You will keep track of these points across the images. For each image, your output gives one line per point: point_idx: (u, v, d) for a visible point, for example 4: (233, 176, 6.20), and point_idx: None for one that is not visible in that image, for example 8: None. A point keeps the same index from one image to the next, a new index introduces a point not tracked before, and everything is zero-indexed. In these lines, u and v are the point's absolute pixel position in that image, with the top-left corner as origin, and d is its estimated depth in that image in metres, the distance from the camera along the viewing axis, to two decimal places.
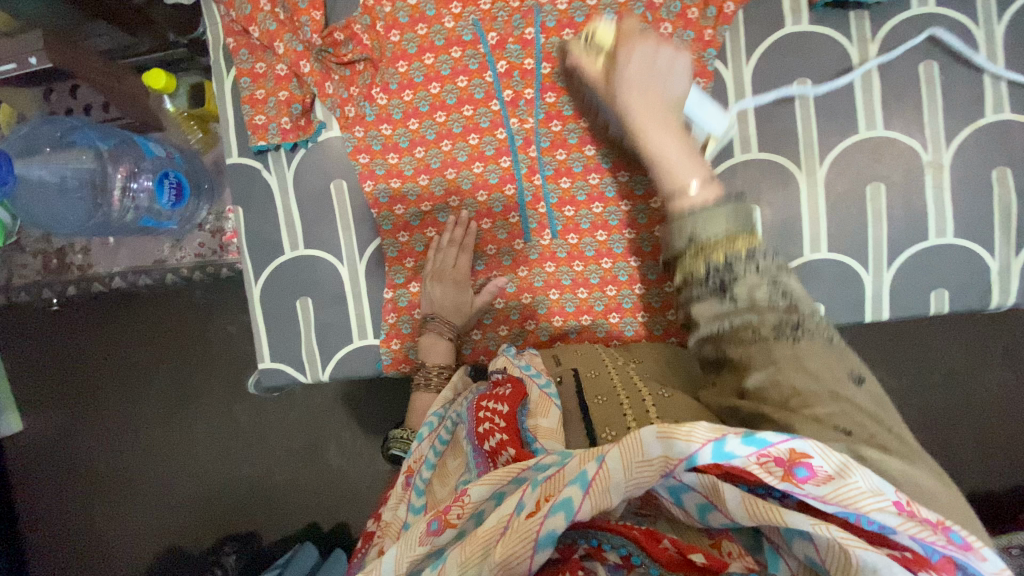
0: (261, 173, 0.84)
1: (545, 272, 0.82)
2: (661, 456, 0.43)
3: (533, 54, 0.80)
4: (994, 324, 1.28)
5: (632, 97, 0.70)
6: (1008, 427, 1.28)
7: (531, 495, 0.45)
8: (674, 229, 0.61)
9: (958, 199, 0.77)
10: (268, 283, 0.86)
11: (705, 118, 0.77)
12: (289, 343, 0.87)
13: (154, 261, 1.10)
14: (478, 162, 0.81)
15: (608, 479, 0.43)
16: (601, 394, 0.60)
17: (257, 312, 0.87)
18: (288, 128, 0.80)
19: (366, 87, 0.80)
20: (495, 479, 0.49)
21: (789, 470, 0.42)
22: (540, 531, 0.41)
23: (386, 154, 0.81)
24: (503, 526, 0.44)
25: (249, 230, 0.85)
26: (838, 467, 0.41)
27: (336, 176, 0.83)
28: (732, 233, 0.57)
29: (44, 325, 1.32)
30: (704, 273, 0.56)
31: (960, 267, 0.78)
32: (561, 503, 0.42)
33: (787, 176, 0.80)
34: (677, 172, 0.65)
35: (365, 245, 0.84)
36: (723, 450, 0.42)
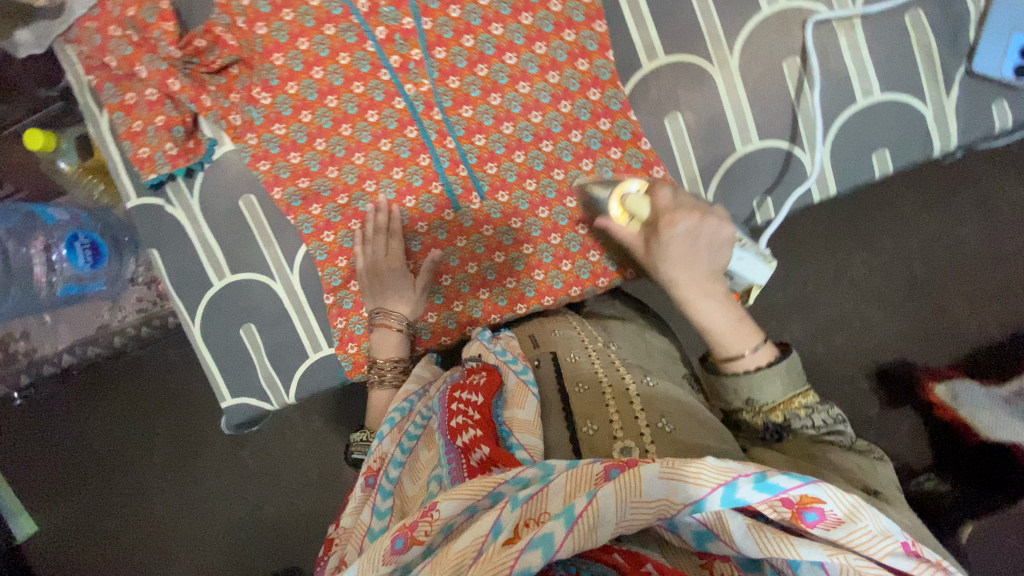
0: (165, 208, 0.79)
1: (484, 237, 0.79)
2: (662, 499, 0.40)
3: (410, 12, 0.75)
4: (954, 179, 1.28)
5: (676, 271, 0.66)
6: (997, 275, 1.27)
7: (510, 515, 0.40)
8: (728, 386, 0.63)
9: (877, 54, 0.74)
10: (205, 320, 0.82)
11: (746, 269, 0.71)
12: (246, 375, 0.83)
13: (97, 328, 1.05)
14: (383, 138, 0.77)
15: (597, 514, 0.38)
16: (582, 381, 0.59)
17: (205, 352, 0.83)
18: (175, 153, 0.75)
19: (246, 90, 0.76)
20: (469, 491, 0.43)
21: (798, 513, 0.39)
22: (515, 567, 0.37)
23: (287, 155, 0.77)
24: (478, 550, 0.39)
25: (172, 270, 0.81)
26: (850, 511, 0.39)
27: (242, 192, 0.79)
28: (788, 395, 0.60)
29: (28, 421, 1.28)
30: (762, 427, 0.61)
31: (896, 122, 0.75)
32: (542, 538, 0.38)
33: (700, 74, 0.76)
34: (722, 346, 0.64)
35: (292, 253, 0.80)
36: (734, 496, 0.39)
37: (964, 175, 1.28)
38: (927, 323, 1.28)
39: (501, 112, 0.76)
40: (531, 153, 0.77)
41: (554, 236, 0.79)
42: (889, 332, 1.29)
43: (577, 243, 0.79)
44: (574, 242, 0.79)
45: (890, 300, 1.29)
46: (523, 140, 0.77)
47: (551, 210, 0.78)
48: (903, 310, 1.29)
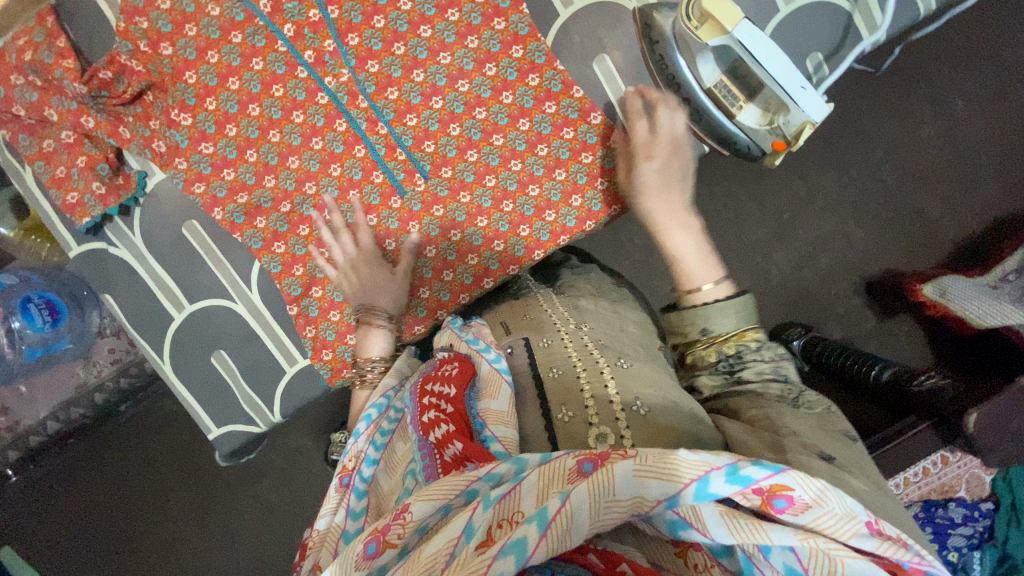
0: (109, 250, 0.77)
1: (437, 219, 0.78)
2: (632, 497, 0.39)
3: (314, 2, 0.72)
4: (905, 81, 1.27)
5: (658, 200, 0.68)
6: (959, 170, 1.28)
7: (482, 517, 0.39)
8: (685, 317, 0.62)
9: None
10: (174, 355, 0.80)
11: (804, 102, 0.63)
12: (228, 403, 0.82)
13: (74, 389, 1.03)
14: (314, 137, 0.75)
15: (571, 517, 0.37)
16: (556, 366, 0.57)
17: (181, 387, 0.81)
18: (105, 192, 0.73)
19: (164, 115, 0.73)
20: (440, 492, 0.42)
21: (768, 500, 0.38)
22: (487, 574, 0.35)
23: (220, 173, 0.75)
24: (450, 554, 0.38)
25: (130, 312, 0.79)
26: (818, 495, 0.38)
27: (183, 219, 0.77)
28: (741, 326, 0.60)
29: (36, 497, 1.25)
30: (715, 361, 0.59)
31: (819, 23, 0.74)
32: (514, 544, 0.36)
33: (619, 11, 0.74)
34: (692, 269, 0.64)
35: (246, 272, 0.79)
36: (707, 490, 0.37)
37: (912, 75, 1.27)
38: (899, 228, 1.29)
39: (428, 88, 0.75)
40: (466, 123, 0.76)
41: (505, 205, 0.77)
42: (866, 243, 1.29)
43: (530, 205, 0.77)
44: (529, 207, 0.77)
45: (863, 212, 1.29)
46: (455, 113, 0.75)
47: (497, 178, 0.77)
48: (876, 220, 1.29)
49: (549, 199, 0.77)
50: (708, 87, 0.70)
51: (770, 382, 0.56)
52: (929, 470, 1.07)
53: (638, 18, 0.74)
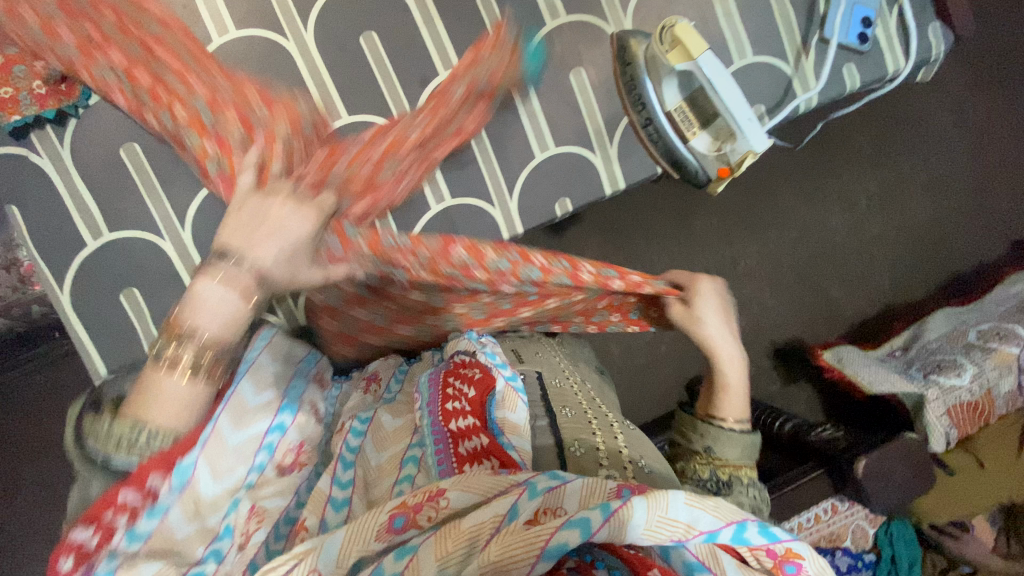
0: (29, 158, 0.70)
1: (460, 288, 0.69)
2: (685, 522, 0.39)
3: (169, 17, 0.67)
4: (826, 172, 1.44)
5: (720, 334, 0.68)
6: (860, 258, 1.46)
7: (527, 503, 0.41)
8: (698, 428, 0.68)
9: (747, 21, 0.83)
10: (77, 286, 0.72)
11: (749, 130, 0.71)
12: (128, 348, 0.74)
13: None
14: (215, 128, 0.64)
15: (627, 517, 0.38)
16: (568, 407, 0.62)
17: (77, 322, 0.73)
18: (45, 93, 0.68)
19: (99, 50, 0.64)
20: (480, 487, 0.43)
21: (779, 564, 0.40)
22: (549, 543, 0.37)
23: (163, 112, 0.65)
24: (494, 527, 0.40)
25: (35, 231, 0.71)
26: (820, 571, 0.41)
27: (123, 140, 0.71)
28: (740, 461, 0.66)
29: None
30: (706, 478, 0.65)
31: (764, 80, 0.85)
32: (578, 520, 0.38)
33: (599, 33, 0.80)
34: (730, 401, 0.69)
35: (183, 208, 0.73)
36: (742, 535, 0.40)
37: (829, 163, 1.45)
38: (810, 300, 1.43)
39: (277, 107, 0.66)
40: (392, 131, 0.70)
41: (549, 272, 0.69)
42: (781, 308, 1.41)
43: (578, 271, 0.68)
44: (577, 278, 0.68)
45: (781, 279, 1.42)
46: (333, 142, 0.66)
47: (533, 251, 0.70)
48: (791, 289, 1.42)
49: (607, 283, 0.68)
50: (668, 110, 0.77)
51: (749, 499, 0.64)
52: (820, 518, 1.05)
53: (615, 43, 0.80)
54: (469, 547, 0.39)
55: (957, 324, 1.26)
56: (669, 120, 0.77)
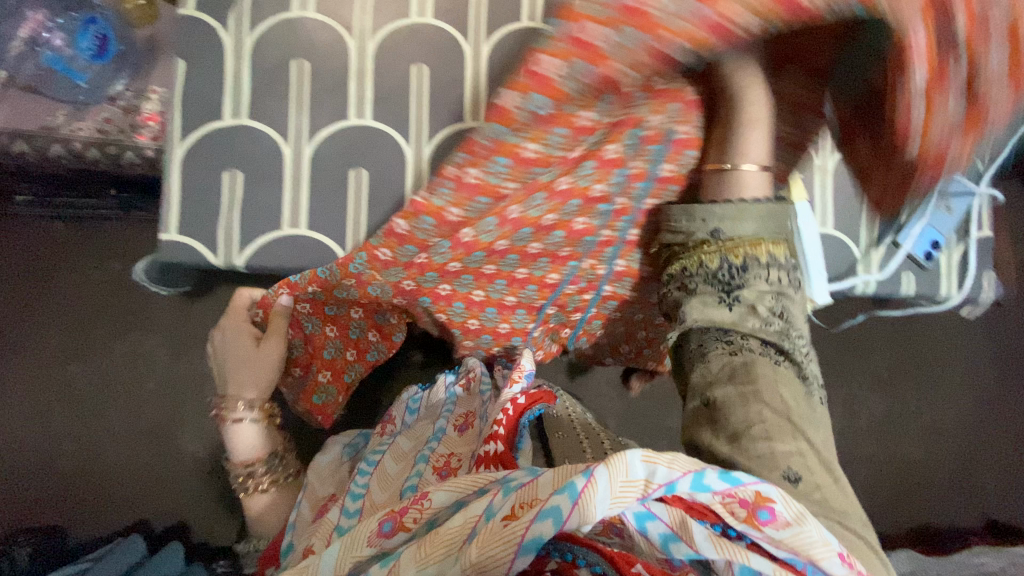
0: (216, 31, 0.79)
1: (504, 174, 0.65)
2: (643, 479, 0.53)
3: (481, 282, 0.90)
4: None
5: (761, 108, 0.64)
6: None
7: (501, 501, 0.57)
8: (697, 214, 0.66)
9: (837, 198, 0.95)
10: (194, 148, 0.78)
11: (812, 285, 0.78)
12: (205, 218, 0.78)
13: (38, 128, 0.93)
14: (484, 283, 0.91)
15: (592, 495, 0.52)
16: (559, 430, 0.90)
17: (174, 177, 0.77)
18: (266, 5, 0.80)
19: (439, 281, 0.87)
20: (461, 487, 0.64)
21: (753, 512, 0.53)
22: (529, 534, 0.52)
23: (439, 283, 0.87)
24: (470, 528, 0.57)
25: (189, 87, 0.78)
26: (796, 515, 0.52)
27: (300, 55, 0.81)
28: (760, 235, 0.64)
29: (89, 286, 1.63)
30: (719, 265, 0.64)
31: (834, 254, 0.94)
32: (551, 511, 0.52)
33: None
34: None
35: (318, 128, 0.81)
36: (703, 481, 0.53)
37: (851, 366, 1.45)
38: None
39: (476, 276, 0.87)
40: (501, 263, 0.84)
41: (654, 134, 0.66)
42: None
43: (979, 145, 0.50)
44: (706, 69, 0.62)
45: None
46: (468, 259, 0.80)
47: (606, 172, 0.69)
48: None
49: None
50: None
51: (764, 309, 0.62)
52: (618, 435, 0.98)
53: None
54: (447, 549, 0.56)
55: None
56: None
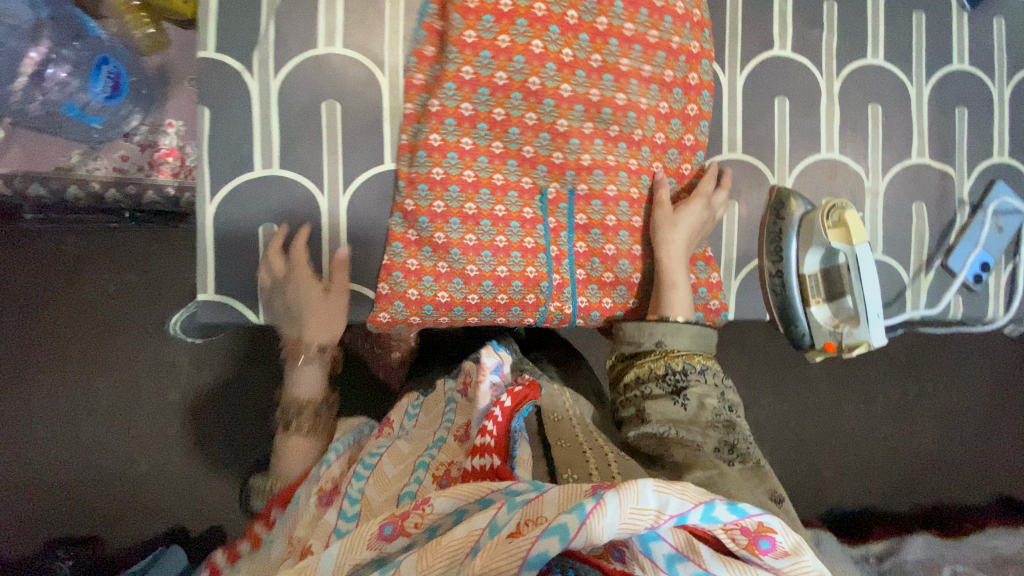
0: (241, 75, 0.74)
1: (492, 106, 0.76)
2: (655, 509, 0.46)
3: (533, 233, 0.77)
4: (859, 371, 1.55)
5: (676, 239, 0.77)
6: (859, 454, 1.54)
7: (505, 516, 0.48)
8: (645, 329, 0.72)
9: (886, 221, 0.92)
10: (225, 202, 0.74)
11: (871, 326, 0.76)
12: (242, 275, 0.75)
13: (53, 169, 0.90)
14: (520, 236, 0.77)
15: (604, 516, 0.44)
16: (563, 437, 0.67)
17: (206, 233, 0.74)
18: (292, 44, 0.75)
19: (463, 284, 0.76)
20: (461, 493, 0.53)
21: (754, 541, 0.48)
22: (532, 550, 0.44)
23: (467, 288, 0.76)
24: (473, 540, 0.48)
25: (216, 137, 0.74)
26: (794, 546, 0.48)
27: (329, 96, 0.76)
28: (692, 351, 0.70)
29: None
30: (664, 372, 0.68)
31: (882, 281, 0.92)
32: (556, 528, 0.44)
33: (762, 177, 0.87)
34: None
35: (353, 175, 0.77)
36: (712, 514, 0.47)
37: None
38: (796, 474, 1.51)
39: (502, 271, 0.77)
40: (514, 252, 0.77)
41: (656, 41, 0.78)
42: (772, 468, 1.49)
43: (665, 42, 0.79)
44: (667, 29, 0.79)
45: (779, 441, 1.50)
46: (489, 180, 0.76)
47: (574, 79, 0.76)
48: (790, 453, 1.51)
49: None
50: (803, 272, 0.82)
51: (710, 412, 0.65)
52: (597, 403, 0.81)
53: (773, 192, 0.86)
54: (450, 560, 0.48)
55: (934, 556, 1.28)
56: (799, 281, 0.82)
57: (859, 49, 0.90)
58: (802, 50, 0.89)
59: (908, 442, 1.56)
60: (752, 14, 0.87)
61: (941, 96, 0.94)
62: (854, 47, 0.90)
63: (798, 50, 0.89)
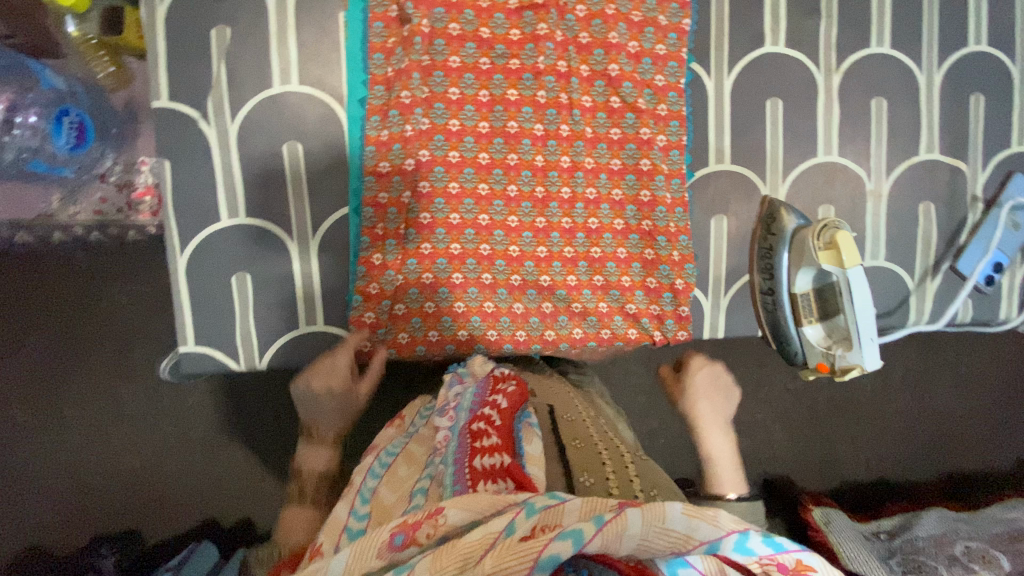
0: (197, 123, 0.72)
1: (448, 149, 0.76)
2: (683, 533, 0.40)
3: (491, 297, 0.79)
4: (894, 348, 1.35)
5: (708, 410, 0.78)
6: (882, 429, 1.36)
7: (524, 520, 0.40)
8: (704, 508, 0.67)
9: (890, 225, 0.86)
10: (196, 254, 0.74)
11: (867, 351, 0.73)
12: (219, 324, 0.75)
13: (36, 216, 0.91)
14: (485, 305, 0.78)
15: (624, 526, 0.39)
16: (578, 438, 0.59)
17: (180, 287, 0.74)
18: (247, 86, 0.72)
19: (431, 340, 0.78)
20: (476, 502, 0.43)
21: None
22: (544, 552, 0.37)
23: (436, 346, 0.78)
24: (490, 543, 0.39)
25: (178, 188, 0.73)
26: None
27: (290, 137, 0.74)
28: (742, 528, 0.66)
29: None
30: None
31: (886, 288, 0.87)
32: (571, 530, 0.38)
33: (753, 189, 0.82)
34: None
35: (321, 218, 0.76)
36: (746, 545, 0.40)
37: (900, 355, 1.35)
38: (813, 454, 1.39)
39: (466, 336, 0.78)
40: (476, 319, 0.78)
41: (620, 103, 0.77)
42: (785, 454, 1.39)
43: (619, 106, 0.77)
44: (632, 123, 0.78)
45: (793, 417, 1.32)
46: (451, 253, 0.77)
47: (544, 145, 0.77)
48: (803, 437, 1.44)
49: (618, 10, 0.76)
50: (794, 292, 0.78)
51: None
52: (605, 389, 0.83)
53: (765, 205, 0.81)
54: (462, 564, 0.39)
55: (948, 530, 1.12)
56: (790, 301, 0.78)
57: (862, 38, 0.83)
58: (798, 44, 0.81)
59: (922, 411, 1.36)
60: (741, 10, 0.80)
61: (954, 84, 0.86)
62: (856, 36, 0.82)
63: (792, 44, 0.81)
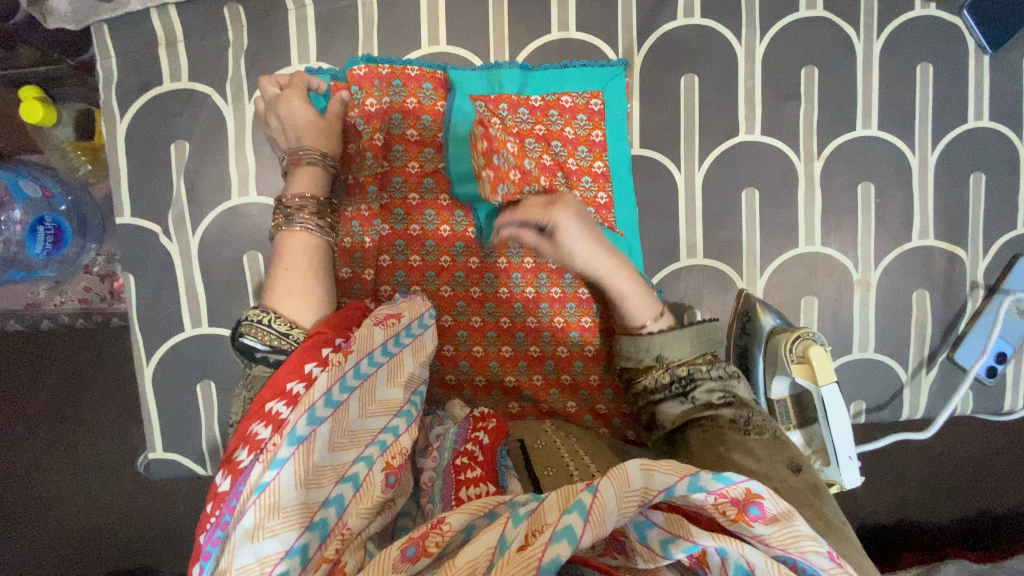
0: (159, 238, 0.73)
1: (409, 254, 0.74)
2: (642, 488, 0.40)
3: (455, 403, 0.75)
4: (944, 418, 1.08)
5: (586, 251, 0.58)
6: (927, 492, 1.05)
7: (513, 531, 0.40)
8: (637, 344, 0.61)
9: (880, 316, 0.81)
10: (162, 364, 0.75)
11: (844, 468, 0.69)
12: (187, 431, 0.76)
13: (25, 305, 0.94)
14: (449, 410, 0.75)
15: (603, 507, 0.38)
16: (550, 464, 0.57)
17: (148, 397, 0.75)
18: (207, 200, 0.73)
19: None
20: (474, 508, 0.45)
21: (743, 509, 0.39)
22: (543, 558, 0.36)
23: None
24: (490, 561, 0.39)
25: (142, 302, 0.74)
26: (784, 510, 0.40)
27: (249, 247, 0.74)
28: (696, 355, 0.60)
29: None
30: (669, 381, 0.59)
31: (878, 380, 0.82)
32: (563, 530, 0.37)
33: (728, 282, 0.78)
34: None
35: None
36: (699, 484, 0.39)
37: None
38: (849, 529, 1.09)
39: None
40: None
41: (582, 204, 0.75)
42: None
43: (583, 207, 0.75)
44: None
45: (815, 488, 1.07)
46: None
47: (506, 247, 0.75)
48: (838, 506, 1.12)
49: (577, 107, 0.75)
50: (770, 398, 0.74)
51: (720, 399, 0.57)
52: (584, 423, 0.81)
53: (741, 300, 0.77)
54: None
55: None
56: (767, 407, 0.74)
57: (846, 121, 0.78)
58: (775, 130, 0.77)
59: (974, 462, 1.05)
60: (711, 99, 0.77)
61: (952, 164, 0.79)
62: (839, 120, 0.78)
63: (769, 131, 0.77)
